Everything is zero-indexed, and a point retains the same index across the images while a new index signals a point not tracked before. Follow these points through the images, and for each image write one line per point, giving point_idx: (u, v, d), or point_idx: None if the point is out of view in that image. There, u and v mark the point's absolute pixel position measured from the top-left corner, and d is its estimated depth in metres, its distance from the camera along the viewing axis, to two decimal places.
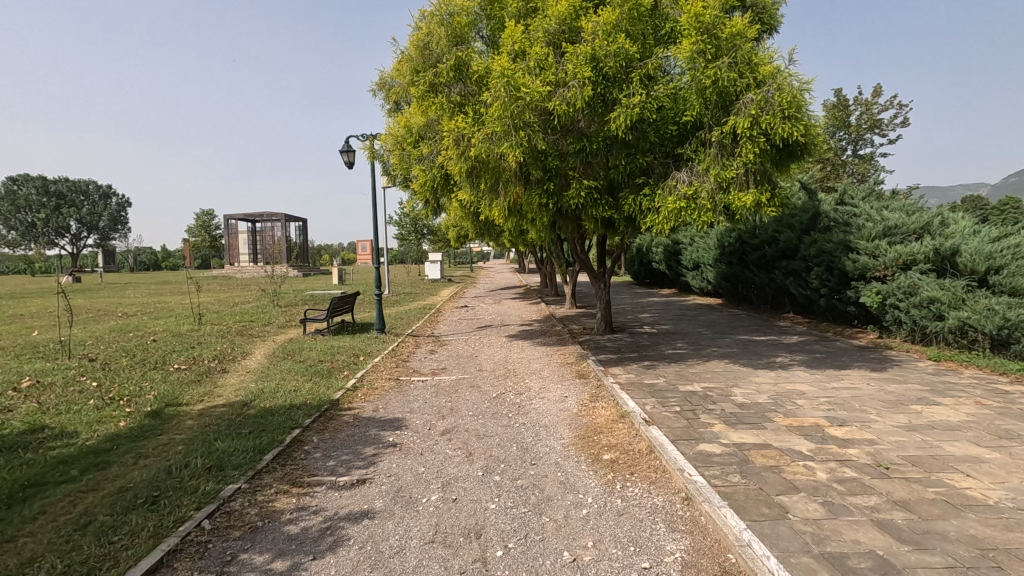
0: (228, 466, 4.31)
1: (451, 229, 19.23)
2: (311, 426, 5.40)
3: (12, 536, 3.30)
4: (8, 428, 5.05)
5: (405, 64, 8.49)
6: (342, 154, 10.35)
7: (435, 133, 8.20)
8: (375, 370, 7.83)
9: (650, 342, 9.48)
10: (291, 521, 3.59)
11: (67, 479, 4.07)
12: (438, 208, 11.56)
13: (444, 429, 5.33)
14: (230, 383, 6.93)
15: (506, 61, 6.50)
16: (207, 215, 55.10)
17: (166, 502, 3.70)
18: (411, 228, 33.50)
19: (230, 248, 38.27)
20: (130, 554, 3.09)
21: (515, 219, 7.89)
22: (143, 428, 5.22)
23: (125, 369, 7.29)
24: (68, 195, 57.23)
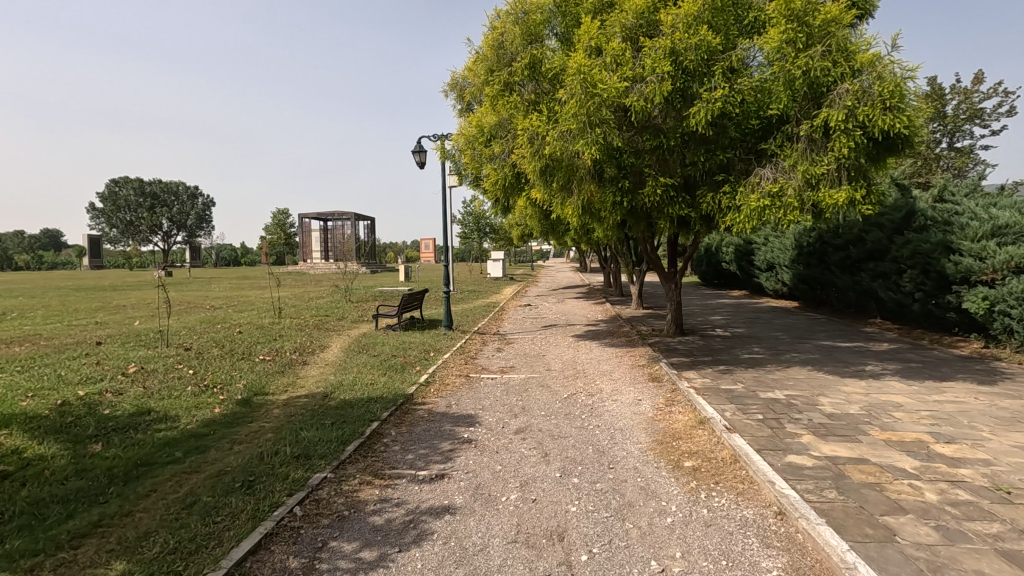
0: (314, 455, 4.49)
1: (516, 228, 19.34)
2: (389, 419, 5.56)
3: (131, 510, 3.58)
4: (120, 409, 5.51)
5: (480, 65, 8.62)
6: (414, 154, 10.59)
7: (507, 132, 8.29)
8: (446, 366, 7.96)
9: (724, 345, 9.11)
10: (376, 512, 3.69)
11: (173, 460, 4.38)
12: (506, 206, 11.63)
13: (518, 428, 5.33)
14: (311, 375, 7.27)
15: (582, 58, 6.44)
16: (283, 214, 58.22)
17: (261, 487, 3.90)
18: (474, 227, 33.93)
19: (304, 248, 40.34)
20: (232, 535, 3.27)
21: (587, 219, 7.80)
22: (236, 415, 5.54)
23: (217, 358, 7.79)
24: (162, 195, 62.16)
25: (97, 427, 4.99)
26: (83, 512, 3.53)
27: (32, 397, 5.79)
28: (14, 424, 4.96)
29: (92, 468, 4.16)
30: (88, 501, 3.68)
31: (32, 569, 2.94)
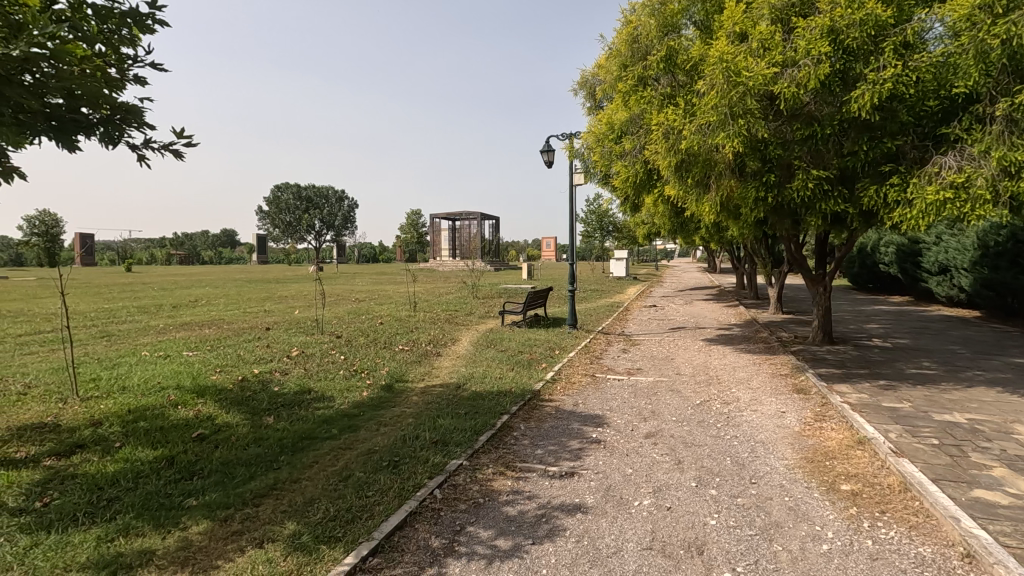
0: (451, 442, 4.74)
1: (641, 226, 18.90)
2: (518, 414, 5.69)
3: (298, 478, 4.04)
4: (287, 387, 6.27)
5: (613, 60, 8.54)
6: (542, 154, 10.72)
7: (638, 128, 8.13)
8: (571, 364, 7.98)
9: (884, 358, 8.07)
10: (509, 502, 3.80)
11: (330, 436, 4.88)
12: (634, 204, 11.36)
13: (648, 432, 5.18)
14: (444, 366, 7.70)
15: (725, 45, 6.10)
16: (416, 215, 62.29)
17: (405, 468, 4.20)
18: (596, 225, 33.57)
19: (434, 246, 42.78)
20: (382, 510, 3.55)
21: (725, 216, 7.35)
22: (381, 399, 6.04)
23: (363, 346, 8.55)
24: (315, 199, 69.61)
25: (271, 402, 5.73)
26: (261, 475, 4.06)
27: (220, 372, 6.80)
28: (208, 394, 5.85)
29: (267, 438, 4.76)
30: (266, 466, 4.23)
31: (226, 519, 3.44)
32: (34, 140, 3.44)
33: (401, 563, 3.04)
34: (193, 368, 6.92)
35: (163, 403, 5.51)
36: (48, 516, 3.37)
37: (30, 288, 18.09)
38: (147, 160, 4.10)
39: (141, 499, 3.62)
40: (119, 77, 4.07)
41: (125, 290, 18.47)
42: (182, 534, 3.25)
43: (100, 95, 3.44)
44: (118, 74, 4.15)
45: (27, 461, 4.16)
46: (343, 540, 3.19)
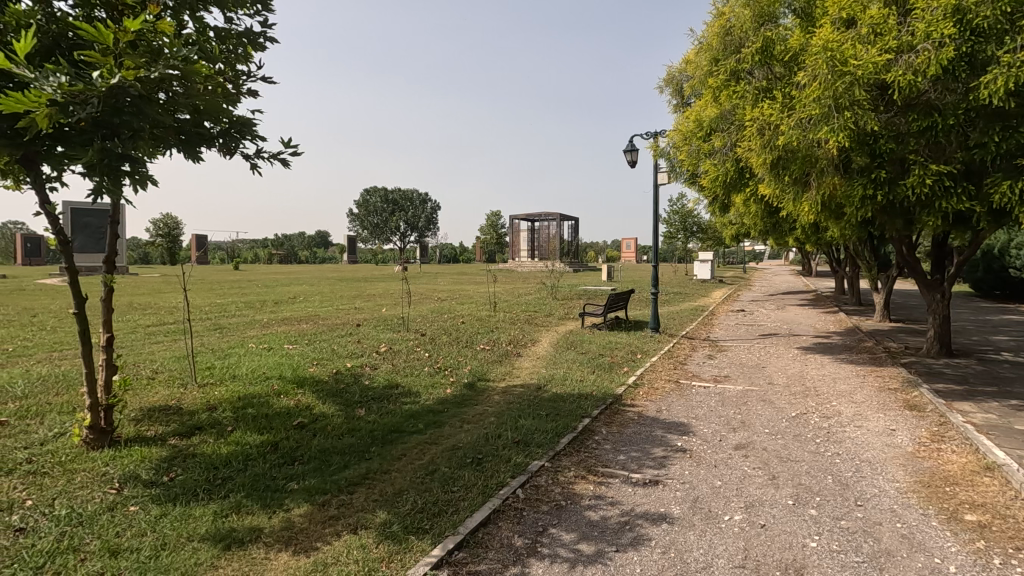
0: (533, 443, 4.76)
1: (730, 226, 18.02)
2: (599, 418, 5.62)
3: (387, 469, 4.23)
4: (377, 381, 6.59)
5: (703, 55, 8.24)
6: (625, 154, 10.52)
7: (730, 124, 7.78)
8: (654, 369, 7.76)
9: (1016, 374, 7.17)
10: (591, 507, 3.76)
11: (416, 431, 5.06)
12: (722, 203, 10.88)
13: (738, 443, 4.93)
14: (525, 366, 7.75)
15: (831, 33, 5.72)
16: (496, 216, 63.25)
17: (488, 466, 4.27)
18: (680, 226, 32.39)
19: (513, 247, 43.17)
20: (467, 505, 3.64)
21: (827, 216, 6.85)
22: (464, 397, 6.19)
23: (446, 344, 8.79)
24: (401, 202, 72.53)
25: (362, 395, 6.04)
26: (354, 465, 4.28)
27: (317, 365, 7.26)
28: (306, 386, 6.27)
29: (359, 429, 5.03)
30: (359, 455, 4.47)
31: (324, 504, 3.66)
32: (167, 153, 3.84)
33: (485, 559, 3.09)
34: (293, 360, 7.45)
35: (268, 392, 5.97)
36: (174, 489, 3.76)
37: (157, 284, 20.24)
38: (259, 168, 4.46)
39: (250, 480, 3.94)
40: (236, 92, 4.49)
41: (234, 287, 20.24)
42: (286, 515, 3.50)
43: (221, 108, 3.79)
44: (235, 89, 4.56)
45: (157, 438, 4.66)
46: (430, 533, 3.30)
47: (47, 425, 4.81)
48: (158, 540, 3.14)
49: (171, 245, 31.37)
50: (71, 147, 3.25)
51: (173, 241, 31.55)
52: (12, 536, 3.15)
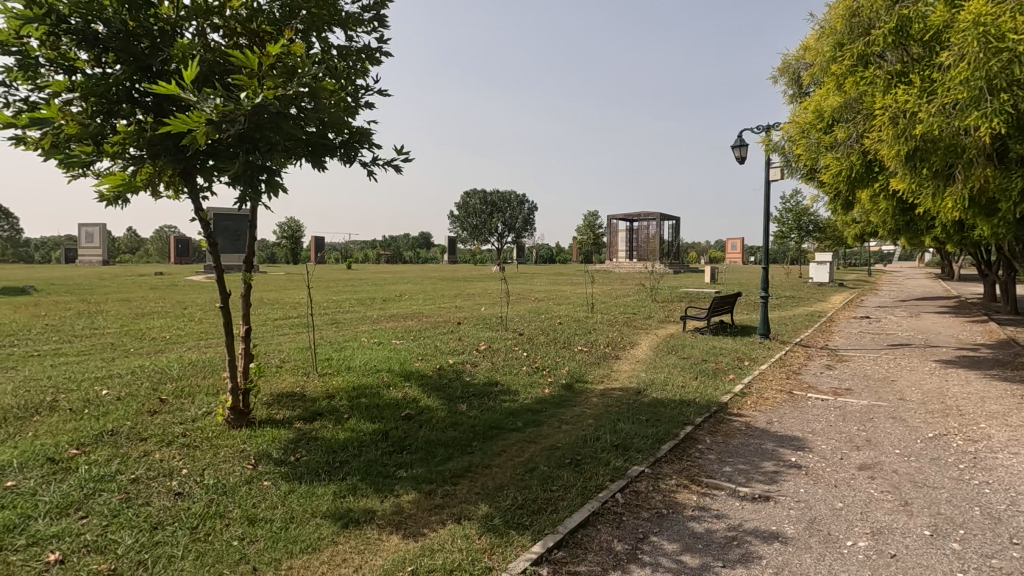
0: (632, 448, 4.67)
1: (853, 225, 16.44)
2: (703, 426, 5.39)
3: (488, 464, 4.35)
4: (477, 378, 6.80)
5: (825, 40, 7.62)
6: (733, 150, 9.98)
7: (856, 113, 7.12)
8: (763, 378, 7.30)
9: None
10: (695, 518, 3.62)
11: (516, 428, 5.16)
12: (844, 201, 9.97)
13: (863, 463, 4.50)
14: (624, 369, 7.61)
15: (984, 4, 5.06)
16: (592, 216, 62.62)
17: (587, 468, 4.26)
18: (794, 225, 30.00)
19: (611, 247, 42.47)
20: (566, 505, 3.65)
21: (975, 212, 6.04)
22: (562, 397, 6.22)
23: (544, 345, 8.86)
24: (499, 203, 74.14)
25: (464, 390, 6.27)
26: (457, 457, 4.46)
27: (422, 360, 7.64)
28: (412, 379, 6.62)
29: (462, 423, 5.23)
30: (462, 449, 4.65)
31: (430, 493, 3.85)
32: (297, 163, 4.24)
33: (585, 561, 3.09)
34: (401, 355, 7.89)
35: (379, 384, 6.40)
36: (299, 469, 4.15)
37: (282, 281, 22.35)
38: (374, 175, 4.79)
39: (365, 465, 4.24)
40: (355, 104, 4.86)
41: (347, 285, 21.75)
42: (396, 500, 3.73)
43: (342, 120, 4.12)
44: (355, 102, 4.93)
45: (285, 421, 5.15)
46: (530, 529, 3.36)
47: (197, 404, 5.51)
48: (288, 514, 3.49)
49: (294, 246, 34.44)
50: (220, 160, 3.68)
51: (295, 243, 34.62)
52: (172, 499, 3.64)
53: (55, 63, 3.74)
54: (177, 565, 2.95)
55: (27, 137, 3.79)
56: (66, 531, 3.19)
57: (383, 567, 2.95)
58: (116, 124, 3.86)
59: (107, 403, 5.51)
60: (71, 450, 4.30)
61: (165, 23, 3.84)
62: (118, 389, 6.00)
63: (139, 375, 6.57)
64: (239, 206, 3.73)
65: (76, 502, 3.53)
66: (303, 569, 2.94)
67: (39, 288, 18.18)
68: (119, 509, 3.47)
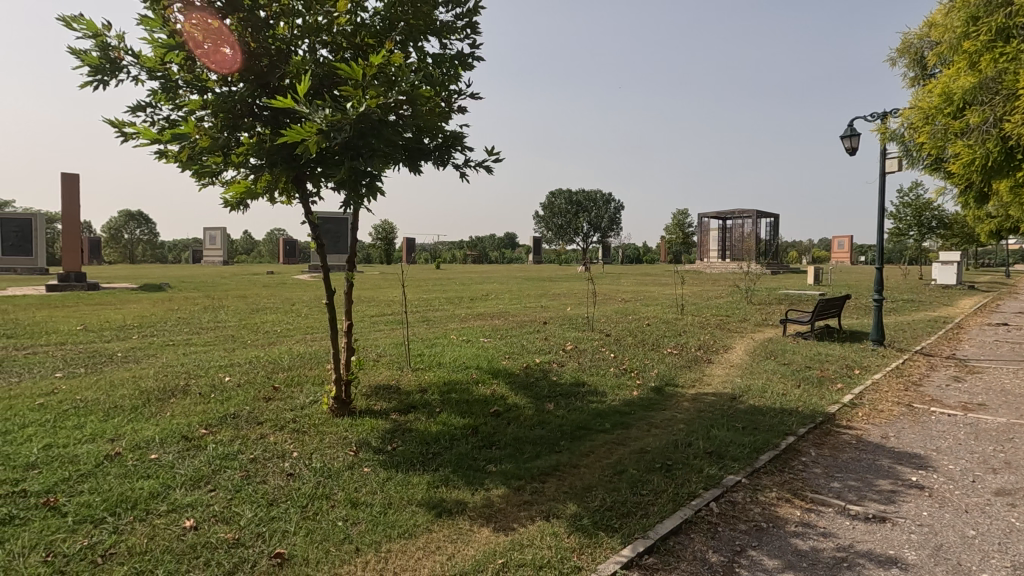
0: (728, 456, 4.46)
1: (987, 220, 14.60)
2: (807, 438, 5.03)
3: (576, 463, 4.34)
4: (564, 378, 6.79)
5: (956, 15, 6.95)
6: (843, 140, 9.24)
7: (993, 95, 6.42)
8: (876, 388, 6.68)
9: None
10: (799, 534, 3.40)
11: (604, 430, 5.11)
12: (975, 194, 8.91)
13: (1000, 488, 4.00)
14: (717, 374, 7.28)
15: None
16: (682, 215, 60.45)
17: (678, 473, 4.13)
18: (913, 221, 27.19)
19: (702, 247, 40.75)
20: (657, 511, 3.56)
21: None
22: (652, 400, 6.06)
23: (632, 346, 8.68)
24: (585, 203, 73.57)
25: (551, 390, 6.30)
26: (545, 456, 4.49)
27: (510, 358, 7.77)
28: (500, 377, 6.74)
29: (549, 422, 5.25)
30: (549, 447, 4.67)
31: (519, 489, 3.91)
32: (395, 168, 4.45)
33: (678, 569, 3.00)
34: (489, 353, 8.07)
35: (468, 380, 6.58)
36: (396, 458, 4.37)
37: (379, 280, 23.64)
38: (467, 176, 4.94)
39: (456, 458, 4.38)
40: (448, 108, 5.03)
41: (437, 284, 22.51)
42: (486, 493, 3.82)
43: (437, 124, 4.28)
44: (448, 106, 5.12)
45: (382, 412, 5.44)
46: (620, 532, 3.31)
47: (305, 393, 5.96)
48: (386, 499, 3.68)
49: (388, 247, 36.23)
50: (328, 167, 3.95)
51: (389, 244, 36.42)
52: (285, 479, 3.97)
53: (191, 84, 4.19)
54: (290, 539, 3.21)
55: (168, 151, 4.29)
56: (198, 501, 3.58)
57: (475, 557, 3.04)
58: (240, 137, 4.24)
59: (229, 389, 6.12)
60: (201, 429, 4.82)
61: (282, 42, 4.19)
62: (238, 376, 6.64)
63: (256, 365, 7.23)
64: (344, 209, 3.98)
65: (206, 476, 3.95)
66: (401, 553, 3.10)
67: (175, 284, 20.50)
68: (241, 485, 3.84)
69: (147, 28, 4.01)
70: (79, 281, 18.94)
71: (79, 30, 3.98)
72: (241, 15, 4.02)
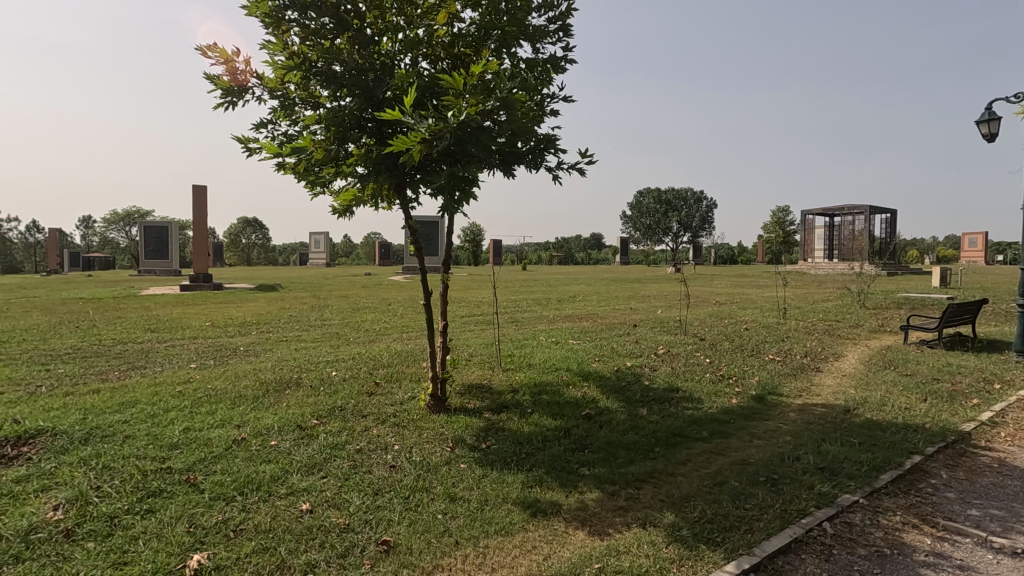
0: (842, 473, 4.13)
1: None
2: (936, 458, 4.53)
3: (673, 471, 4.21)
4: (657, 383, 6.60)
5: None
6: (979, 126, 8.24)
7: None
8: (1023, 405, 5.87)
9: None
10: (929, 565, 3.07)
11: (701, 438, 4.91)
12: None
13: None
14: (827, 384, 6.75)
15: None
16: (783, 212, 56.80)
17: (786, 489, 3.88)
18: None
19: (806, 246, 37.95)
20: (762, 527, 3.37)
21: None
22: (753, 409, 5.74)
23: (729, 351, 8.27)
24: (675, 202, 71.09)
25: (643, 394, 6.15)
26: (640, 462, 4.39)
27: (600, 361, 7.68)
28: (591, 380, 6.69)
29: (643, 427, 5.13)
30: (644, 453, 4.56)
31: (613, 493, 3.86)
32: (490, 172, 4.57)
33: None
34: (578, 355, 8.03)
35: (559, 382, 6.58)
36: (490, 456, 4.47)
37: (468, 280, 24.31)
38: (559, 179, 4.96)
39: (549, 460, 4.40)
40: (541, 111, 5.08)
41: (526, 285, 22.70)
42: (580, 497, 3.81)
43: (531, 129, 4.34)
44: (542, 109, 5.17)
45: (476, 411, 5.59)
46: (722, 546, 3.17)
47: (404, 389, 6.26)
48: (482, 496, 3.78)
49: (476, 248, 37.10)
50: (428, 175, 4.14)
51: (477, 245, 37.32)
52: (388, 470, 4.20)
53: (306, 101, 4.56)
54: (394, 528, 3.39)
55: (287, 163, 4.70)
56: (313, 486, 3.88)
57: (571, 560, 3.05)
58: (348, 148, 4.55)
59: (336, 383, 6.57)
60: (313, 420, 5.21)
61: (386, 57, 4.45)
62: (343, 371, 7.11)
63: (358, 361, 7.70)
64: (442, 214, 4.15)
65: (319, 463, 4.27)
66: (498, 549, 3.17)
67: (286, 285, 22.28)
68: (349, 473, 4.11)
69: (268, 52, 4.41)
70: (207, 281, 21.10)
71: (214, 57, 4.46)
72: (350, 34, 4.30)
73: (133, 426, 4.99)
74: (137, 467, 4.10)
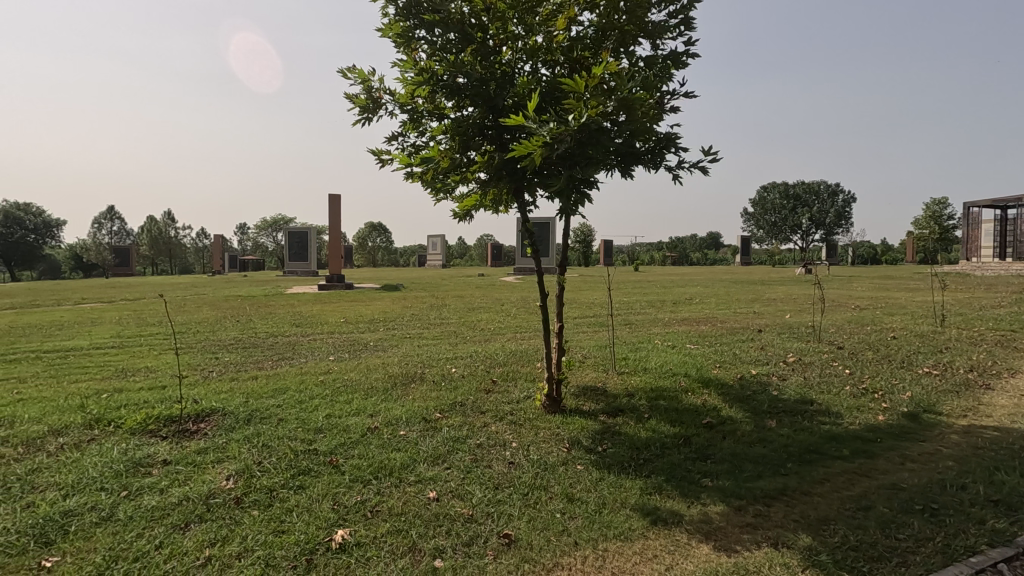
0: (1022, 509, 3.55)
1: None
2: None
3: (808, 491, 3.89)
4: (787, 394, 6.12)
5: None
6: None
7: None
8: None
9: None
10: None
11: (841, 457, 4.47)
12: None
13: None
14: (1000, 403, 5.82)
15: None
16: (939, 204, 49.84)
17: (949, 521, 3.42)
18: None
19: (969, 243, 32.97)
20: (920, 562, 3.00)
21: None
22: (905, 429, 5.11)
23: (872, 362, 7.43)
24: (805, 196, 65.24)
25: (771, 405, 5.74)
26: (769, 477, 4.11)
27: (721, 367, 7.29)
28: (712, 387, 6.37)
29: (772, 440, 4.79)
30: (774, 468, 4.26)
31: (740, 509, 3.65)
32: (607, 174, 4.54)
33: None
34: (697, 360, 7.68)
35: (677, 388, 6.35)
36: (607, 459, 4.44)
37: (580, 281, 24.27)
38: (680, 178, 4.78)
39: (669, 467, 4.27)
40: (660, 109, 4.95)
41: (639, 286, 22.11)
42: (703, 509, 3.66)
43: (651, 128, 4.25)
44: (661, 107, 5.04)
45: (591, 413, 5.57)
46: None
47: (519, 388, 6.42)
48: (600, 499, 3.77)
49: (586, 249, 36.90)
50: (546, 179, 4.23)
51: (588, 246, 37.10)
52: (507, 466, 4.33)
53: (433, 113, 4.85)
54: (514, 522, 3.49)
55: (415, 172, 5.04)
56: (438, 476, 4.12)
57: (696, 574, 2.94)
58: (471, 155, 4.77)
59: (456, 379, 6.90)
60: (436, 413, 5.53)
61: (507, 66, 4.59)
62: (462, 369, 7.44)
63: (475, 359, 8.03)
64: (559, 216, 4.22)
65: (443, 455, 4.52)
66: (618, 554, 3.15)
67: (408, 285, 23.77)
68: (471, 467, 4.30)
69: (400, 69, 4.76)
70: (340, 281, 23.16)
71: (353, 78, 4.91)
72: (474, 46, 4.49)
73: (286, 410, 5.63)
74: (289, 447, 4.63)
